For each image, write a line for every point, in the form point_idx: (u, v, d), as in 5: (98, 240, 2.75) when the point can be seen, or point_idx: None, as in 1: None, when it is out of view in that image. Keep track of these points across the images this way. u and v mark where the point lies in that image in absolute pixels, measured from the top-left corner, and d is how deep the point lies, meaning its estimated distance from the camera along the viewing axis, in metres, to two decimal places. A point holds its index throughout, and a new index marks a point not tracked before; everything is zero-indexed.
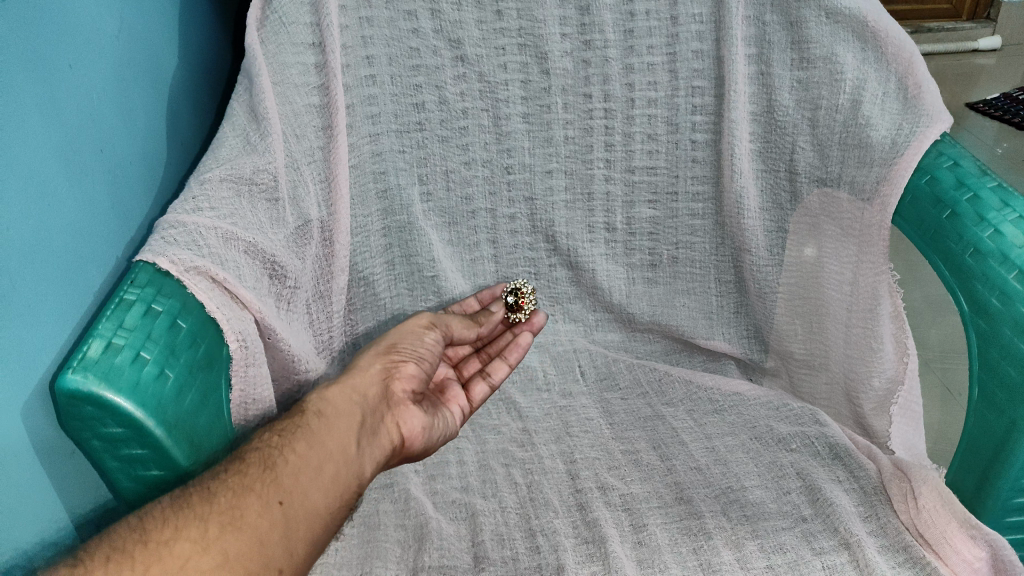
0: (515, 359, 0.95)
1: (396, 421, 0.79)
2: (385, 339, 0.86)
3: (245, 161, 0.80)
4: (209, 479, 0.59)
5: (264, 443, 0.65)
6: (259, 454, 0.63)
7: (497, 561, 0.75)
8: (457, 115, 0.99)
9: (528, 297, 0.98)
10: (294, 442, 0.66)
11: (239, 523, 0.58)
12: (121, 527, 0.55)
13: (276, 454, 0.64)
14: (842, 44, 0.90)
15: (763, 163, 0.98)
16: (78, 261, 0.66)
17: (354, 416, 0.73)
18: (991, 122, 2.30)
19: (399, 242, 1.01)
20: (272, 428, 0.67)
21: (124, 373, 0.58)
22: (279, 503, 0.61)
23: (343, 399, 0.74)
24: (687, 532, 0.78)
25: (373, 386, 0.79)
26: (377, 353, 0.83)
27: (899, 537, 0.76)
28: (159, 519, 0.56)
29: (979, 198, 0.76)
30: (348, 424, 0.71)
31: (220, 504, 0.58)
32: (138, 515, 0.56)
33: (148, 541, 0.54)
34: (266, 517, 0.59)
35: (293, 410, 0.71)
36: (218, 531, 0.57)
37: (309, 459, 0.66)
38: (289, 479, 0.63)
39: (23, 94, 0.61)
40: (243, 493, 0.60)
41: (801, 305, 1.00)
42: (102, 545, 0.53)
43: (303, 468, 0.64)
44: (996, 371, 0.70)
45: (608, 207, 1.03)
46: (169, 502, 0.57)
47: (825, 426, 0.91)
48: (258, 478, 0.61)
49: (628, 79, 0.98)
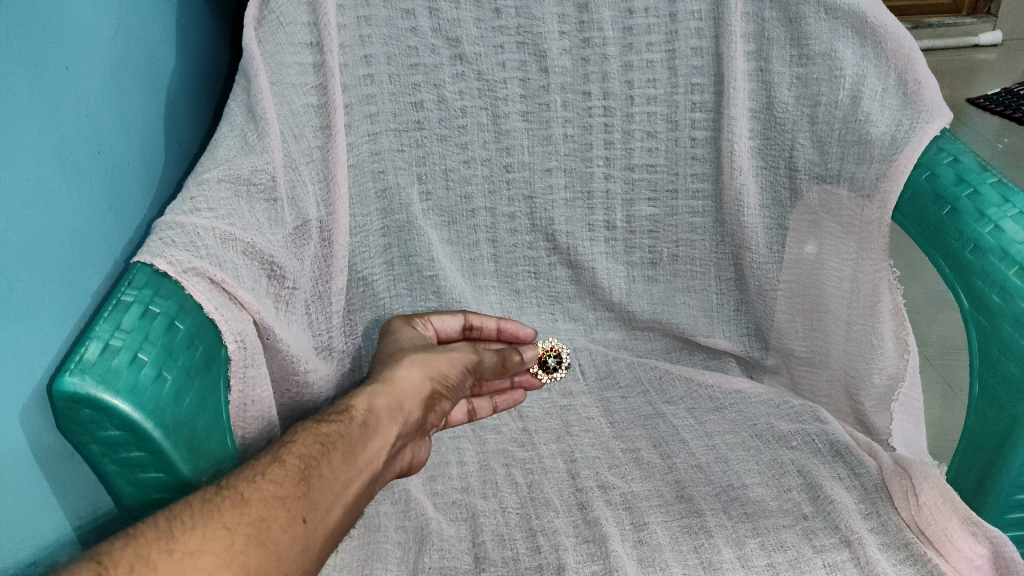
0: (500, 406, 0.95)
1: (412, 446, 0.79)
2: (432, 356, 0.82)
3: (244, 162, 0.80)
4: (243, 489, 0.59)
5: (303, 454, 0.64)
6: (294, 466, 0.62)
7: (497, 561, 0.75)
8: (455, 113, 0.99)
9: (561, 370, 1.03)
10: (329, 458, 0.65)
11: (264, 538, 0.57)
12: (148, 532, 0.54)
13: (312, 468, 0.63)
14: (840, 40, 0.90)
15: (762, 160, 0.98)
16: (75, 262, 0.66)
17: (387, 444, 0.72)
18: (993, 117, 2.30)
19: (399, 242, 1.01)
20: (309, 438, 0.66)
21: (122, 375, 0.58)
22: (304, 520, 0.59)
23: (383, 421, 0.72)
24: (688, 530, 0.78)
25: (414, 410, 0.76)
26: (423, 378, 0.79)
27: (900, 535, 0.76)
28: (186, 528, 0.55)
29: (980, 194, 0.75)
30: (379, 449, 0.70)
31: (249, 515, 0.57)
32: (166, 520, 0.55)
33: (173, 550, 0.53)
34: (290, 533, 0.58)
35: (331, 419, 0.69)
36: (243, 541, 0.56)
37: (338, 478, 0.64)
38: (317, 497, 0.62)
39: (20, 96, 0.61)
40: (273, 505, 0.58)
41: (802, 303, 0.99)
42: (126, 550, 0.52)
43: (331, 487, 0.63)
44: (997, 368, 0.70)
45: (608, 205, 1.03)
46: (198, 509, 0.56)
47: (826, 424, 0.91)
48: (290, 490, 0.60)
49: (627, 76, 0.98)
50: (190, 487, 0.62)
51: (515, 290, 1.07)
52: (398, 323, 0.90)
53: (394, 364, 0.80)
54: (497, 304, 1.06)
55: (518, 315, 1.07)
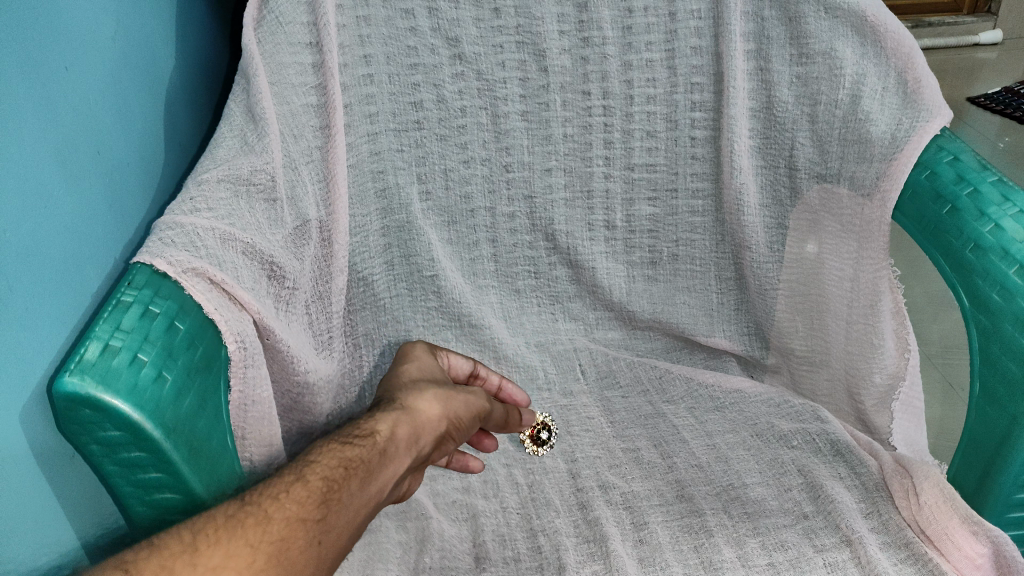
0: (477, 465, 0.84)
1: (410, 480, 0.72)
2: (455, 391, 0.76)
3: (243, 162, 0.80)
4: (267, 505, 0.56)
5: (326, 475, 0.60)
6: (317, 487, 0.58)
7: (497, 561, 0.75)
8: (455, 113, 0.99)
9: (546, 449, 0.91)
10: (351, 482, 0.60)
11: (282, 560, 0.53)
12: (173, 545, 0.52)
13: (333, 491, 0.59)
14: (840, 39, 0.90)
15: (762, 159, 0.98)
16: (75, 263, 0.66)
17: (397, 478, 0.66)
18: (995, 116, 2.30)
19: (399, 242, 1.01)
20: (333, 457, 0.61)
21: (121, 376, 0.58)
22: (318, 544, 0.56)
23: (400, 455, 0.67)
24: (688, 530, 0.78)
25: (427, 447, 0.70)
26: (440, 415, 0.73)
27: (901, 534, 0.76)
28: (210, 542, 0.52)
29: (980, 193, 0.75)
30: (391, 481, 0.65)
31: (271, 534, 0.54)
32: (191, 534, 0.53)
33: (197, 565, 0.51)
34: (305, 558, 0.54)
35: (353, 441, 0.64)
36: (262, 562, 0.52)
37: (357, 505, 0.60)
38: (335, 521, 0.58)
39: (20, 97, 0.61)
40: (293, 525, 0.55)
41: (802, 302, 0.99)
42: (151, 561, 0.50)
43: (350, 513, 0.59)
44: (997, 367, 0.70)
45: (608, 205, 1.03)
46: (222, 523, 0.54)
47: (826, 423, 0.90)
48: (311, 511, 0.57)
49: (626, 76, 0.98)
50: (190, 487, 0.61)
51: (515, 290, 1.07)
52: (420, 349, 0.83)
53: (416, 391, 0.73)
54: (497, 304, 1.06)
55: (518, 315, 1.07)
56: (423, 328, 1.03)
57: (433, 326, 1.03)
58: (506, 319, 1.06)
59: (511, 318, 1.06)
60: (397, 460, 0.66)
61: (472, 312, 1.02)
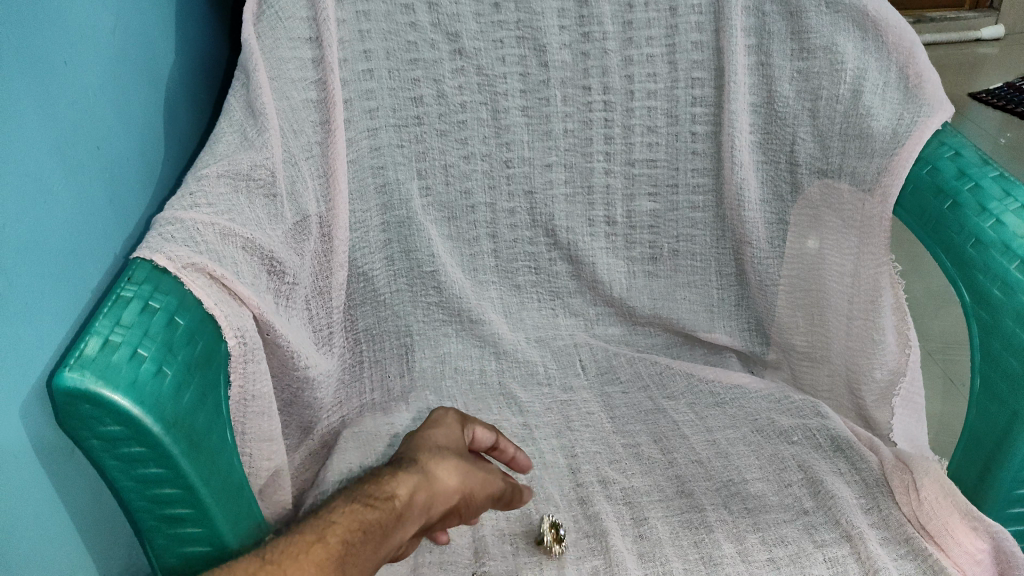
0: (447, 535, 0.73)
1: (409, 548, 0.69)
2: (476, 465, 0.72)
3: (243, 157, 0.80)
4: (286, 564, 0.56)
5: (344, 538, 0.60)
6: (335, 549, 0.58)
7: (498, 555, 0.76)
8: (455, 108, 0.99)
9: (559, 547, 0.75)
10: (367, 546, 0.60)
11: None
12: None
13: (350, 555, 0.59)
14: (842, 34, 0.90)
15: (764, 155, 0.98)
16: (75, 257, 0.66)
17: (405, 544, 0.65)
18: (996, 112, 2.29)
19: (399, 237, 1.00)
20: (350, 518, 0.61)
21: (122, 371, 0.58)
22: None
23: (411, 524, 0.65)
24: (688, 525, 0.78)
25: (436, 520, 0.68)
26: (455, 486, 0.69)
27: (901, 529, 0.76)
28: None
29: (980, 188, 0.75)
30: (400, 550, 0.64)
31: None
32: None
33: None
34: None
35: (371, 502, 0.63)
36: None
37: (370, 569, 0.60)
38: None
39: (21, 92, 0.61)
40: None
41: (802, 298, 0.99)
42: None
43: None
44: (998, 362, 0.70)
45: (608, 200, 1.03)
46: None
47: (827, 418, 0.90)
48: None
49: (627, 71, 0.98)
50: (191, 482, 0.61)
51: (515, 285, 1.06)
52: (449, 417, 0.77)
53: (436, 456, 0.70)
54: (498, 300, 1.05)
55: (518, 311, 1.06)
56: (423, 323, 1.02)
57: (433, 322, 1.03)
58: (506, 315, 1.06)
59: (511, 313, 1.06)
60: (410, 529, 0.65)
61: (472, 308, 1.02)
